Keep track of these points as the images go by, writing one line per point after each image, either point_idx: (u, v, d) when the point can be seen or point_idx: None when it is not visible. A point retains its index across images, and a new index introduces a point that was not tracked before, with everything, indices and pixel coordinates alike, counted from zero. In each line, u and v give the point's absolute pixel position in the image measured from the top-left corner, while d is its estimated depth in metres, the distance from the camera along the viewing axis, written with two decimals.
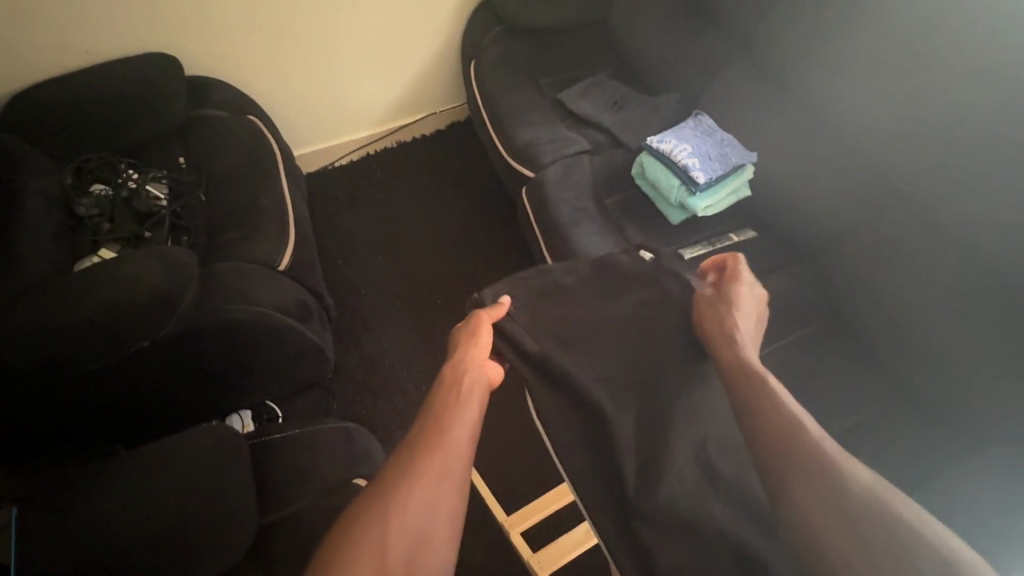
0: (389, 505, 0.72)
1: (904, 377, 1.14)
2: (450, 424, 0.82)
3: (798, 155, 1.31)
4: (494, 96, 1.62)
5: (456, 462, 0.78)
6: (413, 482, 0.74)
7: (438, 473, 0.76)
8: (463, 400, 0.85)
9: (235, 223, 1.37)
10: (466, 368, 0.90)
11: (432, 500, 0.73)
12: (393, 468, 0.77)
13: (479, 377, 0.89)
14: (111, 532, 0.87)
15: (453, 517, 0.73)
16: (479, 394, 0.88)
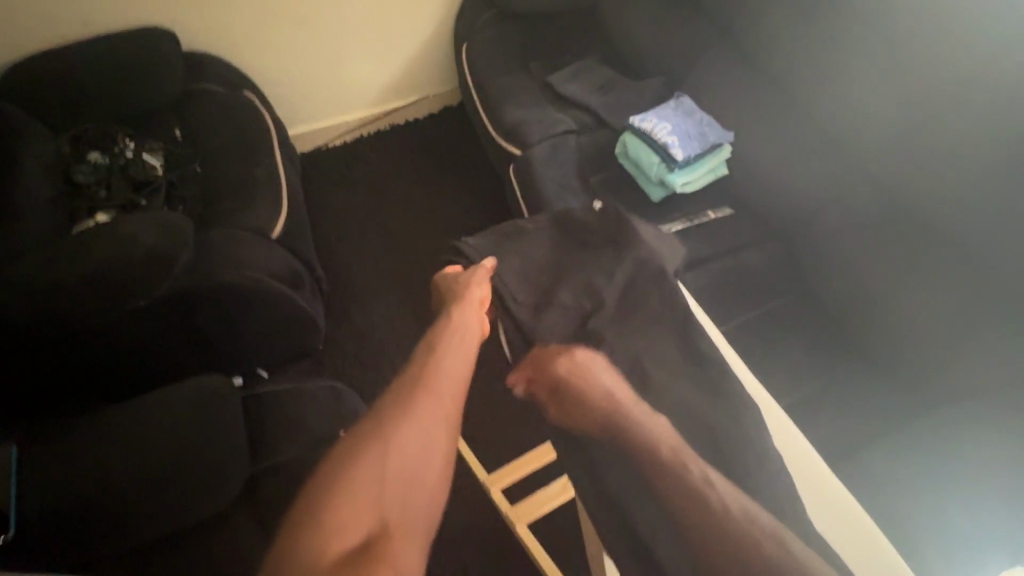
0: (386, 446, 0.71)
1: (869, 346, 1.20)
2: (444, 367, 0.80)
3: (775, 136, 1.35)
4: (485, 77, 1.67)
5: (449, 403, 0.78)
6: (409, 422, 0.74)
7: (431, 415, 0.75)
8: (457, 341, 0.84)
9: (229, 192, 1.40)
10: (461, 312, 0.87)
11: (428, 439, 0.73)
12: (386, 409, 0.76)
13: (473, 324, 0.87)
14: (108, 474, 0.90)
15: (447, 457, 0.74)
16: (472, 338, 0.86)
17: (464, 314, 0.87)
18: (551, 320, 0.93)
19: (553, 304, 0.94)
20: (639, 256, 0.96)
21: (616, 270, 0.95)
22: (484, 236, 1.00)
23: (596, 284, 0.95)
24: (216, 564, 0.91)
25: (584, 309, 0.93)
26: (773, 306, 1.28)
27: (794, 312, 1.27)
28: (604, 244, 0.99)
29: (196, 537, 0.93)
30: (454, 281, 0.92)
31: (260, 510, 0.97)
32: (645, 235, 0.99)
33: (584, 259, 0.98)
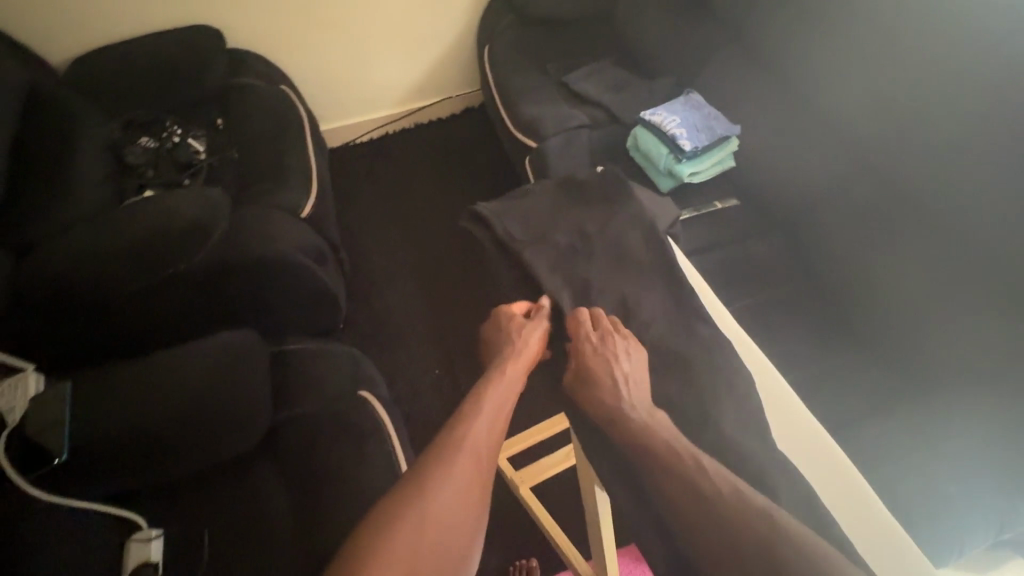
0: (422, 508, 0.70)
1: (869, 332, 1.22)
2: (483, 421, 0.79)
3: (781, 131, 1.40)
4: (505, 77, 1.76)
5: (486, 464, 0.76)
6: (448, 483, 0.72)
7: (470, 472, 0.74)
8: (501, 394, 0.83)
9: (264, 176, 1.51)
10: (513, 365, 0.87)
11: (463, 501, 0.72)
12: (427, 464, 0.74)
13: (517, 376, 0.86)
14: (148, 411, 1.01)
15: (482, 522, 0.72)
16: (514, 391, 0.85)
17: (517, 364, 0.87)
18: (544, 253, 1.03)
19: (547, 240, 1.04)
20: (631, 208, 1.07)
21: (610, 218, 1.06)
22: (500, 203, 1.11)
23: (591, 228, 1.06)
24: (242, 502, 1.03)
25: (574, 245, 1.03)
26: (775, 292, 1.31)
27: (796, 299, 1.31)
28: (601, 197, 1.10)
29: (226, 474, 1.05)
30: (514, 325, 0.93)
31: (281, 455, 1.07)
32: (638, 194, 1.11)
33: (581, 214, 1.06)
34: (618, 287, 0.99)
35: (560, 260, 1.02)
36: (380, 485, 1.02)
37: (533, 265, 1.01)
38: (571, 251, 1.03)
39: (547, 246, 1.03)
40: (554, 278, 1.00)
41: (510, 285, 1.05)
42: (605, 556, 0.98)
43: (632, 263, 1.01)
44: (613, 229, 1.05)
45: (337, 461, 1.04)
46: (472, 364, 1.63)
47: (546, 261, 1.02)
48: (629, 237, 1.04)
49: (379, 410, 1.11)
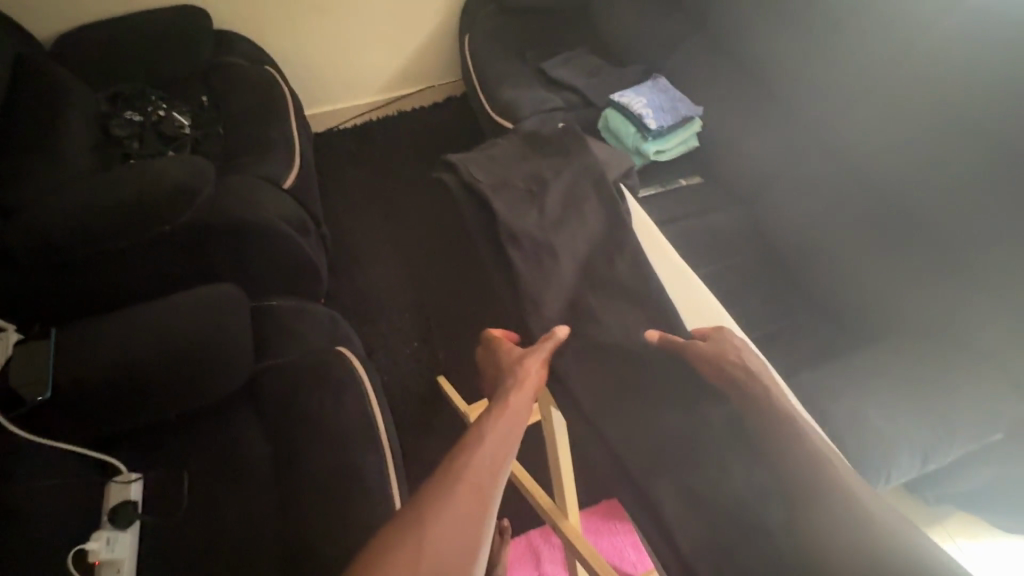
0: (421, 554, 0.67)
1: (817, 296, 1.31)
2: (486, 445, 0.79)
3: (739, 112, 1.49)
4: (484, 63, 1.84)
5: (487, 484, 0.75)
6: (446, 527, 0.70)
7: (470, 491, 0.73)
8: (505, 421, 0.83)
9: (248, 149, 1.55)
10: (517, 397, 0.88)
11: (461, 549, 0.69)
12: (426, 507, 0.72)
13: (523, 408, 0.86)
14: (129, 355, 1.04)
15: (475, 539, 0.70)
16: (519, 422, 0.85)
17: (518, 400, 0.88)
18: (505, 195, 1.11)
19: (507, 189, 1.12)
20: (583, 162, 1.15)
21: (566, 168, 1.14)
22: (473, 153, 1.18)
23: (546, 176, 1.13)
24: (224, 444, 1.07)
25: (531, 190, 1.12)
26: (734, 261, 1.40)
27: (752, 268, 1.39)
28: (563, 151, 1.17)
29: (206, 418, 1.09)
30: (523, 356, 0.95)
31: (260, 401, 1.11)
32: (597, 155, 1.17)
33: (548, 175, 1.13)
34: (580, 243, 1.06)
35: (521, 203, 1.10)
36: (356, 429, 1.08)
37: (493, 204, 1.09)
38: (530, 206, 1.10)
39: (512, 203, 1.10)
40: (523, 233, 1.06)
41: (482, 241, 1.11)
42: (564, 488, 1.04)
43: (591, 219, 1.08)
44: (568, 180, 1.13)
45: (314, 407, 1.10)
46: (449, 336, 1.69)
47: (505, 202, 1.10)
48: (591, 199, 1.11)
49: (356, 363, 1.17)
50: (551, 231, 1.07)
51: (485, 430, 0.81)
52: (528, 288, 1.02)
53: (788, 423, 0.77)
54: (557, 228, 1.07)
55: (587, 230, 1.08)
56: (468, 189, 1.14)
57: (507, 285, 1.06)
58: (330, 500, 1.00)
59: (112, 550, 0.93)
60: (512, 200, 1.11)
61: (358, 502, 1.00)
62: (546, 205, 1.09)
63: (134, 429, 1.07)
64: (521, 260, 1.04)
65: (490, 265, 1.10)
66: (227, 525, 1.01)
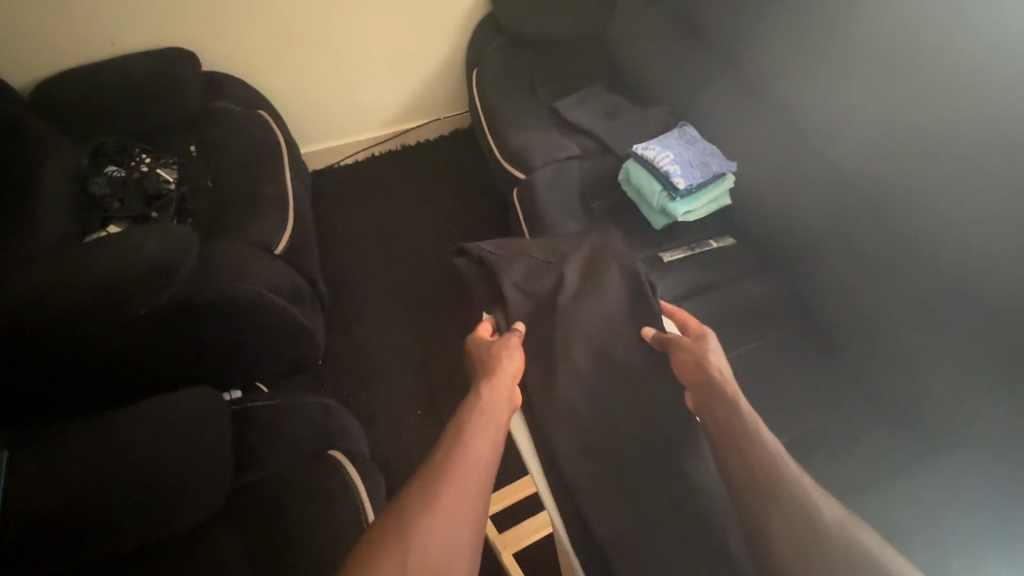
0: (410, 544, 0.65)
1: (871, 385, 1.17)
2: (473, 436, 0.78)
3: (775, 166, 1.32)
4: (493, 103, 1.70)
5: (477, 476, 0.74)
6: (436, 515, 0.68)
7: (463, 482, 0.72)
8: (486, 414, 0.83)
9: (237, 208, 1.42)
10: (493, 387, 0.87)
11: (451, 536, 0.67)
12: (410, 500, 0.70)
13: (503, 398, 0.86)
14: (94, 479, 0.92)
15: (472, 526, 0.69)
16: (500, 414, 0.84)
17: (496, 387, 0.87)
18: (517, 266, 1.07)
19: (520, 258, 1.09)
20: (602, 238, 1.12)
21: (583, 241, 1.11)
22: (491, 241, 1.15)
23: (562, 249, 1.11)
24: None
25: (548, 262, 1.09)
26: (772, 339, 1.26)
27: (793, 348, 1.25)
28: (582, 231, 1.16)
29: (178, 548, 0.94)
30: (493, 347, 0.95)
31: (242, 524, 0.97)
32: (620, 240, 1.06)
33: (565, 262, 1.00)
34: (597, 329, 1.02)
35: (533, 274, 1.07)
36: (353, 557, 0.94)
37: (501, 274, 1.06)
38: (547, 276, 1.06)
39: (526, 279, 1.06)
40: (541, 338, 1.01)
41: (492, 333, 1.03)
42: None
43: (607, 313, 1.03)
44: (585, 254, 1.09)
45: (305, 527, 0.96)
46: (456, 406, 1.56)
47: (517, 273, 1.07)
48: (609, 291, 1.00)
49: (352, 473, 1.04)
50: (564, 309, 1.03)
51: (465, 420, 0.81)
52: (545, 413, 0.95)
53: (751, 419, 0.79)
54: (571, 305, 1.03)
55: (599, 326, 1.02)
56: (478, 267, 1.12)
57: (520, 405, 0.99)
58: None
59: None
60: (532, 296, 1.04)
61: None
62: (563, 274, 1.06)
63: (89, 565, 0.90)
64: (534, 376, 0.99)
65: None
66: None
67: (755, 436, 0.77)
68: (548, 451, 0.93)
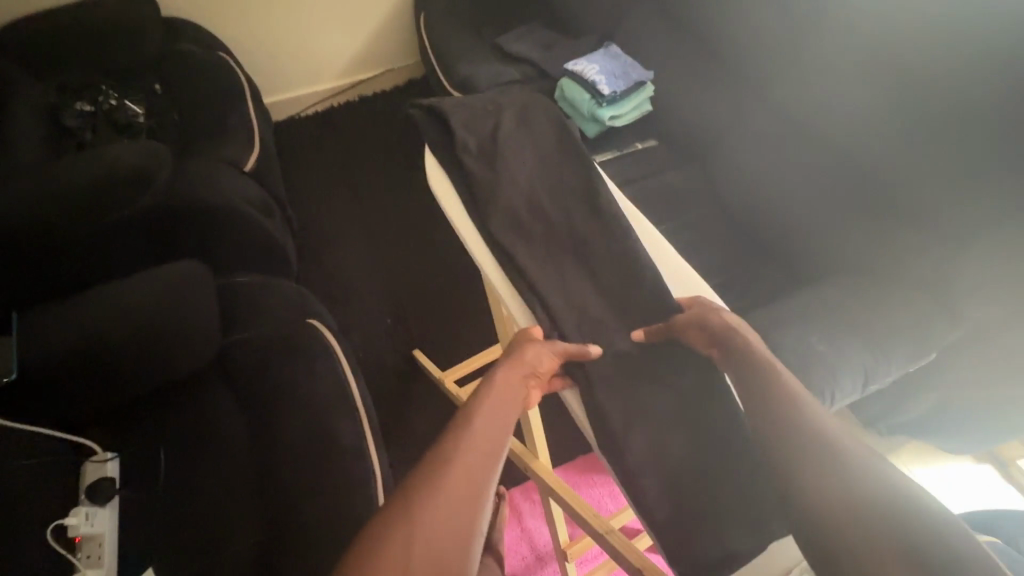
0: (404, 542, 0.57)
1: (769, 244, 1.38)
2: (478, 436, 0.67)
3: (688, 75, 1.54)
4: (441, 42, 1.85)
5: (477, 488, 0.62)
6: (427, 520, 0.59)
7: (460, 492, 0.62)
8: (499, 412, 0.71)
9: (204, 135, 1.53)
10: (507, 380, 0.75)
11: (438, 554, 0.57)
12: (395, 510, 0.60)
13: (518, 397, 0.75)
14: (95, 334, 1.03)
15: (462, 547, 0.58)
16: (512, 412, 0.72)
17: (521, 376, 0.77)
18: (463, 111, 0.99)
19: (467, 108, 1.01)
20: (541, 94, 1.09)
21: (526, 93, 1.08)
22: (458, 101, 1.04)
23: (508, 102, 1.06)
24: (198, 417, 1.09)
25: (486, 109, 1.02)
26: (689, 217, 1.46)
27: (707, 224, 1.45)
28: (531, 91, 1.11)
29: (180, 392, 1.11)
30: (521, 340, 0.82)
31: (232, 374, 1.12)
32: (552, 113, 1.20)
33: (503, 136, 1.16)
34: (536, 167, 0.97)
35: (476, 119, 1.00)
36: (328, 396, 1.10)
37: (450, 114, 0.98)
38: (486, 120, 1.01)
39: (469, 116, 1.00)
40: (490, 182, 0.94)
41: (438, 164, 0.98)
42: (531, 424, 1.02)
43: (543, 151, 1.00)
44: (533, 104, 1.04)
45: (285, 377, 1.11)
46: (423, 314, 1.68)
47: (462, 116, 0.99)
48: (544, 126, 1.02)
49: (328, 335, 1.18)
50: (501, 143, 0.97)
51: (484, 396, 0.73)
52: (499, 228, 0.90)
53: (781, 378, 0.70)
54: (510, 141, 0.99)
55: (542, 167, 0.98)
56: (419, 111, 1.02)
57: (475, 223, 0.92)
58: (310, 470, 1.03)
59: (92, 524, 0.95)
60: (476, 132, 0.98)
61: (341, 474, 1.02)
62: (503, 119, 1.01)
63: (111, 408, 1.08)
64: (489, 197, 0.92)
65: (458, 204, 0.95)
66: (206, 502, 1.02)
67: (778, 387, 0.69)
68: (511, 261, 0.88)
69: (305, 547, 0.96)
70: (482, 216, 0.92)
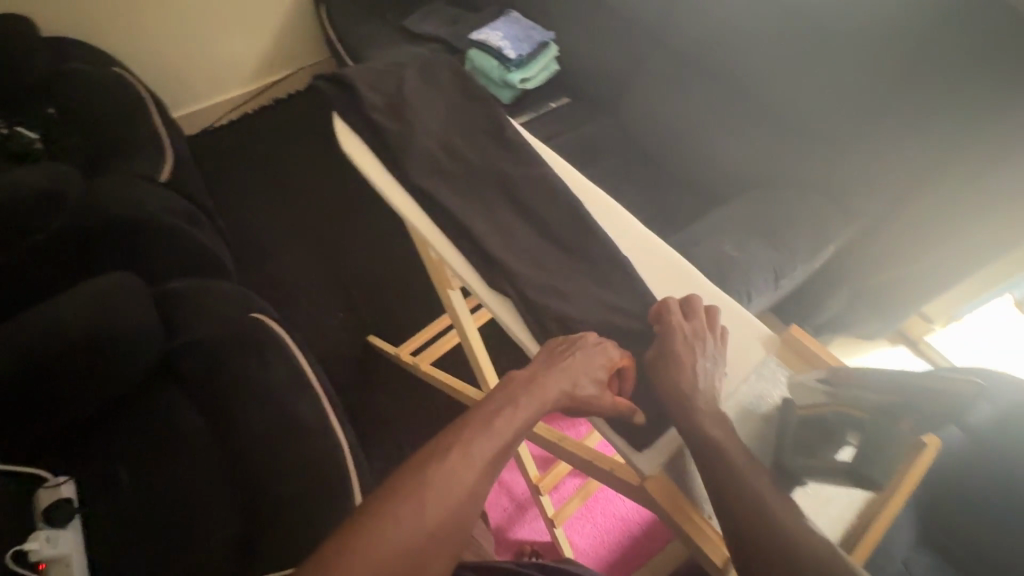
0: (411, 498, 0.57)
1: (684, 176, 1.48)
2: (506, 425, 0.65)
3: (588, 31, 1.61)
4: (346, 30, 1.85)
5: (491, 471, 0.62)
6: (435, 489, 0.58)
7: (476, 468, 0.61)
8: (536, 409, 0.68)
9: (112, 152, 1.48)
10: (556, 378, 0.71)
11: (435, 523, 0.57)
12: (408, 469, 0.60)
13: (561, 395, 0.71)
14: (28, 355, 0.99)
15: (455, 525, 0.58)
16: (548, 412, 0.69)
17: (560, 387, 0.69)
18: (368, 80, 1.01)
19: (371, 76, 1.02)
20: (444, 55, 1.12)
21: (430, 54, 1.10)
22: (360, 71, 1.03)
23: (410, 64, 1.06)
24: (156, 425, 1.08)
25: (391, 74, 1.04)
26: (610, 163, 1.54)
27: (627, 166, 1.53)
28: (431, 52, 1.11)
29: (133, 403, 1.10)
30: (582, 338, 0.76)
31: (184, 378, 1.12)
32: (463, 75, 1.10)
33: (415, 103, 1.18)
34: (448, 121, 1.00)
35: (383, 84, 1.02)
36: (285, 381, 1.11)
37: (356, 83, 1.00)
38: (391, 83, 1.02)
39: (376, 82, 1.01)
40: (404, 141, 0.94)
41: (351, 131, 0.98)
42: (483, 368, 1.05)
43: (453, 107, 1.02)
44: (438, 65, 1.06)
45: (240, 372, 1.10)
46: (372, 299, 1.69)
47: (369, 84, 1.00)
48: (451, 84, 1.04)
49: (276, 326, 1.19)
50: (410, 104, 0.99)
51: (513, 394, 0.68)
52: (421, 183, 0.91)
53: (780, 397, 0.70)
54: (419, 101, 1.01)
55: (455, 122, 1.00)
56: (323, 85, 1.02)
57: (397, 181, 0.92)
58: (281, 459, 1.03)
59: (54, 547, 0.91)
60: (386, 96, 1.00)
61: (314, 454, 1.03)
62: (408, 80, 1.03)
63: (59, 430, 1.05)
64: (407, 154, 0.93)
65: (380, 166, 0.95)
66: (179, 503, 1.01)
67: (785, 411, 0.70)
68: (438, 207, 0.89)
69: (287, 530, 0.97)
70: (403, 176, 0.92)
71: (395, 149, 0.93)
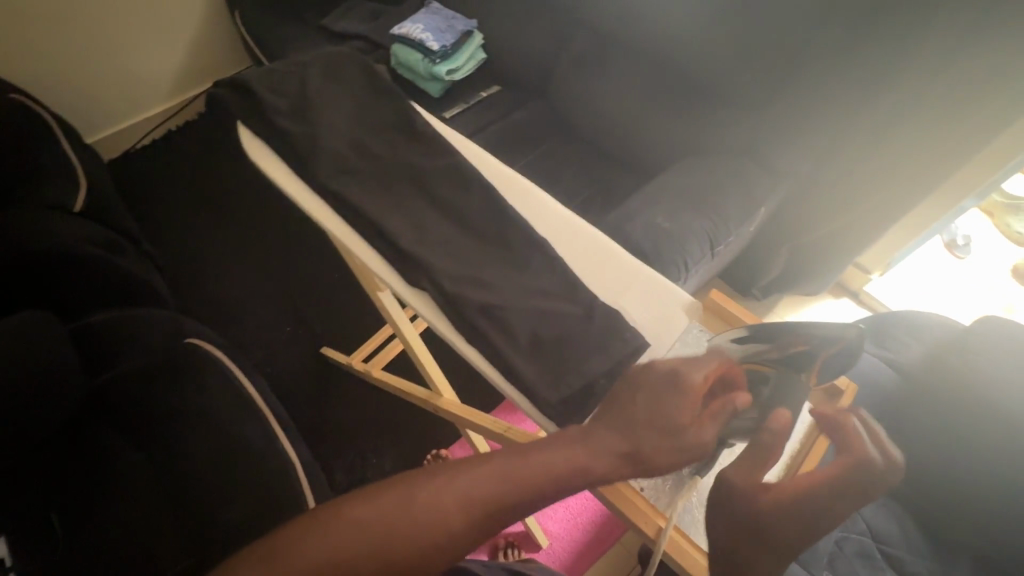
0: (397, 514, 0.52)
1: (618, 153, 1.48)
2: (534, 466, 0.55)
3: (510, 17, 1.59)
4: (262, 35, 1.78)
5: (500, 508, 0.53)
6: (427, 510, 0.52)
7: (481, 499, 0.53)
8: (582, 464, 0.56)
9: (15, 185, 1.37)
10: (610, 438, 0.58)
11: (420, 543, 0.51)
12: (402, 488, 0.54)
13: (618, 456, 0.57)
14: None
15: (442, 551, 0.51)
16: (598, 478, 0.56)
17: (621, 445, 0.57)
18: (272, 84, 0.97)
19: (275, 79, 0.98)
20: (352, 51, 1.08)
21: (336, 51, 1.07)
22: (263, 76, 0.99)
23: (317, 64, 1.02)
24: (90, 466, 1.02)
25: (296, 76, 1.00)
26: (545, 148, 1.53)
27: (563, 149, 1.53)
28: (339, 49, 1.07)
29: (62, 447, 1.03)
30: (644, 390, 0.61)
31: (117, 413, 1.06)
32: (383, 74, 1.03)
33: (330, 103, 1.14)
34: (360, 120, 0.97)
35: (288, 88, 0.98)
36: (227, 402, 1.07)
37: (259, 89, 0.96)
38: (297, 86, 0.98)
39: (281, 86, 0.97)
40: (314, 144, 0.91)
41: (258, 139, 0.94)
42: (425, 367, 1.03)
43: (365, 104, 0.99)
44: (345, 62, 1.03)
45: (178, 401, 1.06)
46: (319, 310, 1.64)
47: (273, 89, 0.97)
48: (361, 81, 1.01)
49: (212, 349, 1.15)
50: (317, 105, 0.96)
51: (560, 442, 0.58)
52: (335, 187, 0.88)
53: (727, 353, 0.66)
54: (328, 100, 0.97)
55: (367, 119, 0.97)
56: (225, 94, 0.97)
57: (311, 186, 0.89)
58: (232, 484, 1.00)
59: None
60: (292, 100, 0.96)
61: (268, 474, 1.01)
62: (315, 81, 0.99)
63: None
64: (317, 157, 0.90)
65: (292, 173, 0.91)
66: (128, 543, 0.96)
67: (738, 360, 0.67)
68: (353, 209, 0.86)
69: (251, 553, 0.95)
70: (315, 180, 0.89)
71: (304, 154, 0.90)
